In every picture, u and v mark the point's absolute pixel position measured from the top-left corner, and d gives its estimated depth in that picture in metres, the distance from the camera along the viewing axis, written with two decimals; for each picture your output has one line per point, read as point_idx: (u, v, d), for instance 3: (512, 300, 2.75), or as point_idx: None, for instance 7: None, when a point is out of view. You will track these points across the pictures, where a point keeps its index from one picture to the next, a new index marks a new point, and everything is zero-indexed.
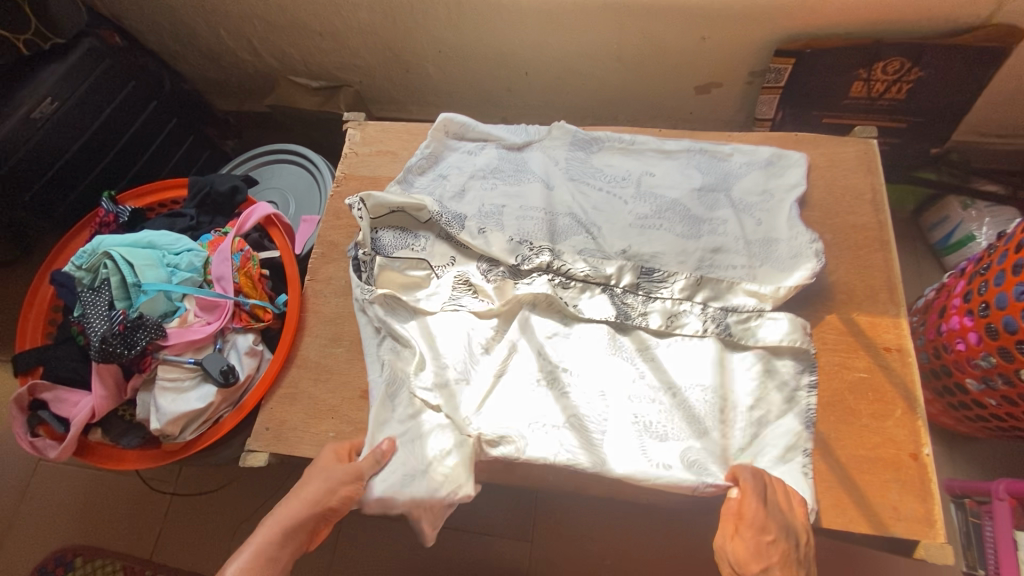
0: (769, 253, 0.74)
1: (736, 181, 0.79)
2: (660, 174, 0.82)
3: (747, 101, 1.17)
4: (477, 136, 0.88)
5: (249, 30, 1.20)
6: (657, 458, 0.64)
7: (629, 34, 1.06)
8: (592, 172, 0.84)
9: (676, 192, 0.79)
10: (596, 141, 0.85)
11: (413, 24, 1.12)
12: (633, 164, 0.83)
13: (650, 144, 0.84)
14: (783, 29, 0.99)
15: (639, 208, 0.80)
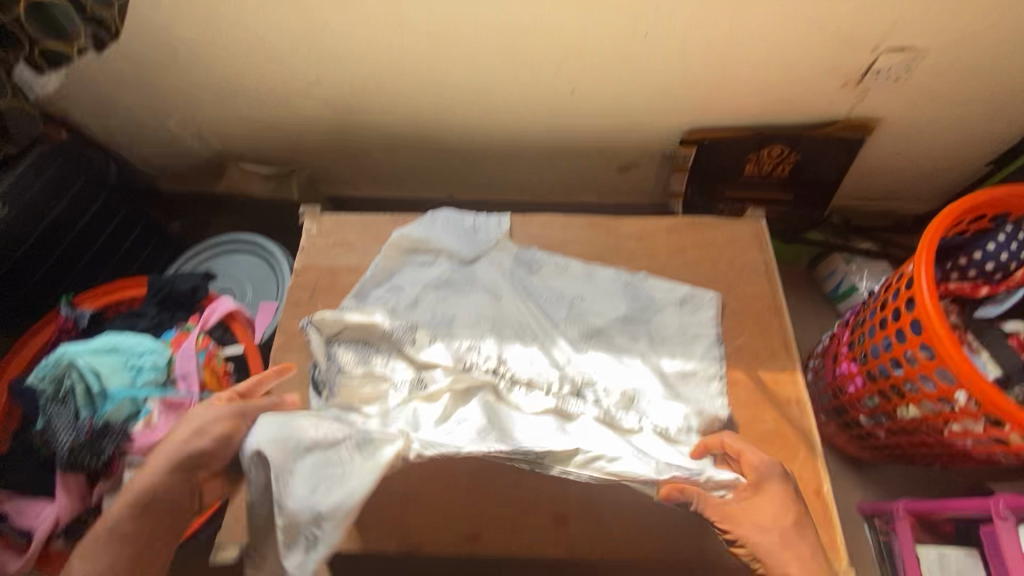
0: (686, 382, 0.83)
1: (657, 313, 0.89)
2: (595, 285, 0.91)
3: (662, 178, 1.34)
4: (430, 249, 0.94)
5: (200, 123, 1.26)
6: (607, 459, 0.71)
7: (556, 126, 1.20)
8: (535, 285, 0.92)
9: (604, 320, 0.88)
10: (536, 263, 0.94)
11: (361, 118, 1.21)
12: (568, 286, 0.92)
13: (581, 270, 0.93)
14: (685, 122, 1.17)
15: (571, 330, 0.88)
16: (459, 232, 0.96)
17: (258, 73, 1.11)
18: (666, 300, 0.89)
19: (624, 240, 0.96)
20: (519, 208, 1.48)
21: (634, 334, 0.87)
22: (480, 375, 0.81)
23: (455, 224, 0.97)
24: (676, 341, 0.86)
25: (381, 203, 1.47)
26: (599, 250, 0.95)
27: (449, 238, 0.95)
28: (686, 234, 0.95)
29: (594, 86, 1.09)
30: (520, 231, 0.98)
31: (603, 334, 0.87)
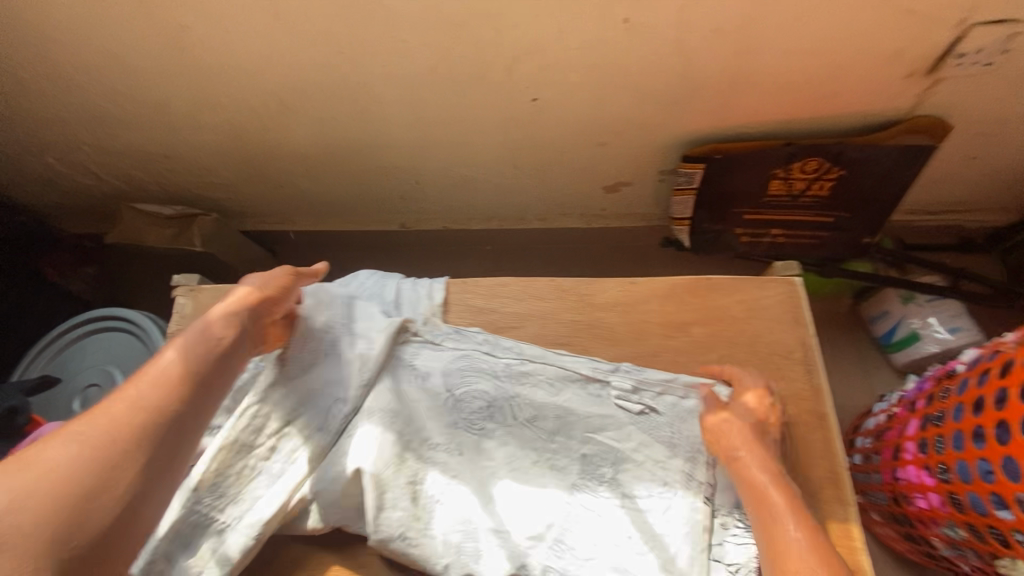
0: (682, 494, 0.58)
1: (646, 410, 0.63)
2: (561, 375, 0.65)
3: (662, 198, 1.05)
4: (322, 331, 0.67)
5: (82, 156, 1.01)
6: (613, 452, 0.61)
7: (521, 142, 0.93)
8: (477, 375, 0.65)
9: (570, 413, 0.63)
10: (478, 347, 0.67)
11: (272, 144, 0.95)
12: (522, 377, 0.65)
13: (538, 355, 0.66)
14: (690, 132, 0.88)
15: (525, 434, 0.62)
16: (378, 304, 0.70)
17: (126, 95, 0.85)
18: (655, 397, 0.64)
19: (604, 313, 0.69)
20: (488, 237, 1.21)
21: (615, 441, 0.62)
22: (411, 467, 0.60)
23: (375, 294, 0.71)
24: (671, 455, 0.61)
25: (322, 237, 1.22)
26: (569, 329, 0.68)
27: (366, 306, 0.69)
28: (690, 303, 0.68)
29: (564, 90, 0.81)
30: (461, 304, 0.71)
31: (568, 430, 0.63)
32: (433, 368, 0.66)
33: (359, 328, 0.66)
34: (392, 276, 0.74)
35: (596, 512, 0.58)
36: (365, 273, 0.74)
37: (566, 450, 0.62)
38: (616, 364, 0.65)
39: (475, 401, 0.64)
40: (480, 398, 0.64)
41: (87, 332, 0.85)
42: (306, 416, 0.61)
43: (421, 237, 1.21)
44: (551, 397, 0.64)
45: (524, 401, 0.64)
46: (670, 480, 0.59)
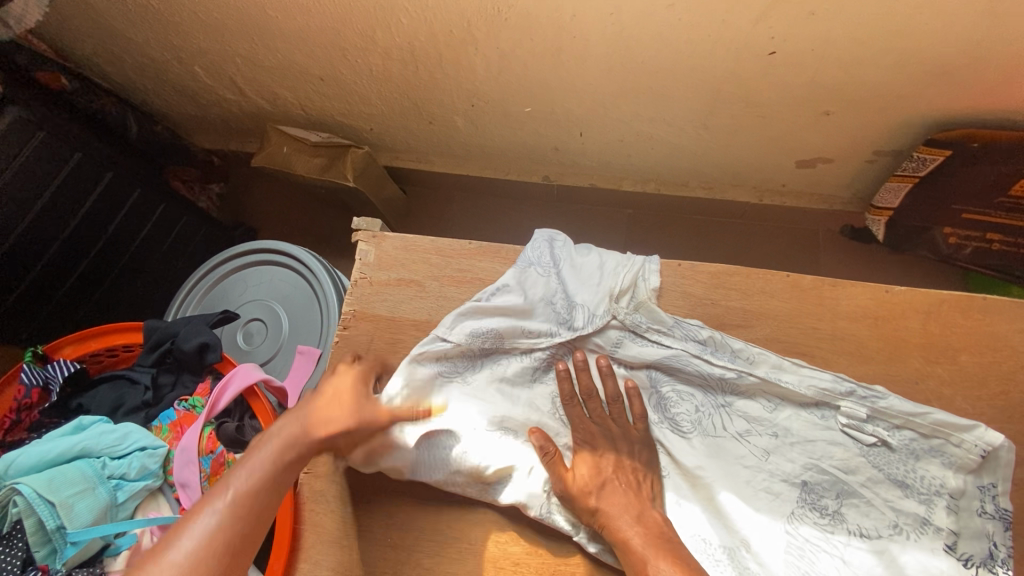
0: (920, 540, 0.53)
1: (880, 437, 0.55)
2: (778, 383, 0.57)
3: (861, 181, 0.92)
4: (531, 277, 0.63)
5: (231, 69, 0.94)
6: (837, 482, 0.55)
7: (725, 100, 0.80)
8: (688, 371, 0.60)
9: (787, 429, 0.57)
10: (695, 341, 0.60)
11: (440, 75, 0.86)
12: (735, 378, 0.58)
13: (756, 353, 0.59)
14: (943, 111, 0.74)
15: (737, 447, 0.57)
16: (591, 267, 0.64)
17: (302, 6, 0.77)
18: (894, 421, 0.55)
19: (850, 323, 0.59)
20: (637, 200, 1.09)
21: (843, 469, 0.55)
22: None
23: (584, 257, 0.64)
24: (906, 491, 0.54)
25: (455, 180, 1.13)
26: (805, 337, 0.59)
27: (576, 277, 0.63)
28: (958, 325, 0.58)
29: (813, 44, 0.67)
30: (676, 289, 0.63)
31: (785, 448, 0.57)
32: (638, 360, 0.61)
33: (577, 291, 0.63)
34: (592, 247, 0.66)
35: (830, 549, 0.53)
36: (558, 241, 0.66)
37: (782, 471, 0.56)
38: (850, 381, 0.57)
39: (683, 404, 0.60)
40: (688, 401, 0.60)
41: (245, 265, 0.80)
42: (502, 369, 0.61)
43: (562, 193, 1.11)
44: (768, 410, 0.58)
45: (738, 410, 0.59)
46: (902, 521, 0.53)
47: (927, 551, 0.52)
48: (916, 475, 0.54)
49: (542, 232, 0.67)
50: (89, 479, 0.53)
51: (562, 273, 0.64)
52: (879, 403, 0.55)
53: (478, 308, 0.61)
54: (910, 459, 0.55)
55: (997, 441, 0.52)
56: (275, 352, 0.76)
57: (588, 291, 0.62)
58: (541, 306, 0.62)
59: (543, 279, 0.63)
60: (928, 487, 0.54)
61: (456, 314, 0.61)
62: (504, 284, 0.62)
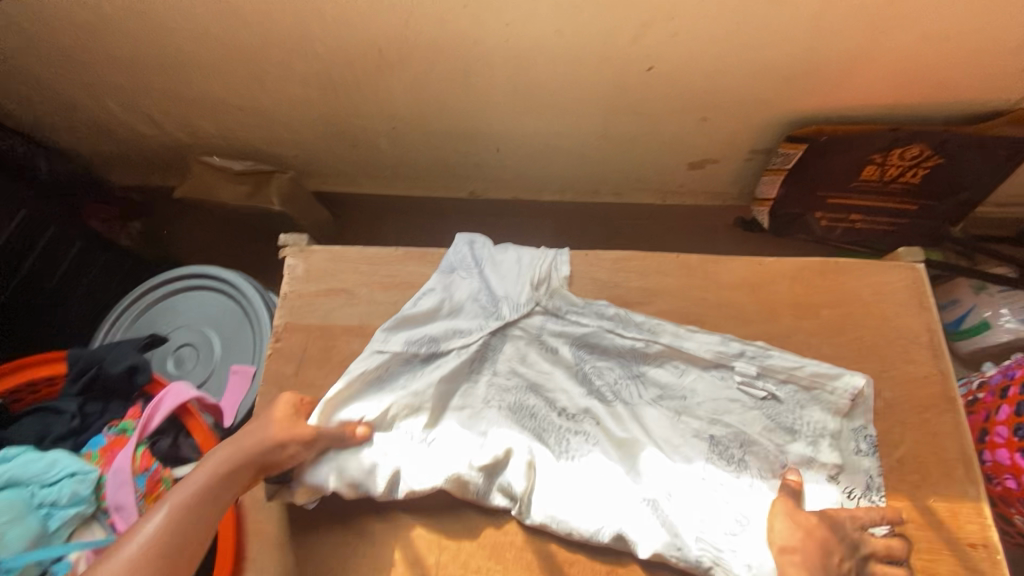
0: (807, 474, 0.60)
1: (770, 390, 0.63)
2: (681, 349, 0.65)
3: (745, 178, 1.05)
4: (451, 280, 0.69)
5: (147, 104, 0.95)
6: (739, 433, 0.62)
7: (619, 112, 0.90)
8: (605, 347, 0.67)
9: (693, 390, 0.64)
10: (609, 320, 0.67)
11: (359, 101, 0.92)
12: (645, 349, 0.66)
13: (663, 325, 0.66)
14: (795, 112, 0.88)
15: (650, 410, 0.64)
16: (511, 262, 0.70)
17: (218, 40, 0.80)
18: (781, 375, 0.63)
19: (733, 292, 0.69)
20: (558, 209, 1.18)
21: (740, 420, 0.63)
22: (554, 444, 0.63)
23: (502, 253, 0.70)
24: (795, 434, 0.62)
25: (385, 201, 1.18)
26: (696, 307, 0.68)
27: (499, 273, 0.69)
28: (818, 285, 0.69)
29: (682, 60, 0.79)
30: (584, 276, 0.71)
31: (690, 405, 0.64)
32: (561, 339, 0.68)
33: (499, 287, 0.68)
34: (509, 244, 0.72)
35: (737, 494, 0.59)
36: (473, 241, 0.71)
37: (690, 428, 0.63)
38: (743, 344, 0.65)
39: (602, 376, 0.66)
40: (606, 374, 0.66)
41: (171, 292, 0.81)
42: (442, 367, 0.64)
43: (489, 207, 1.18)
44: (676, 375, 0.65)
45: (650, 378, 0.66)
46: (789, 462, 0.61)
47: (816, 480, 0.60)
48: (803, 421, 0.62)
49: (461, 237, 0.72)
50: (16, 509, 0.52)
51: (485, 271, 0.69)
52: (767, 360, 0.64)
53: (405, 321, 0.66)
54: (796, 407, 0.63)
55: (860, 383, 0.61)
56: (208, 375, 0.77)
57: (510, 284, 0.68)
58: (470, 305, 0.68)
59: (468, 280, 0.69)
60: (814, 430, 0.61)
61: (387, 329, 0.65)
62: (427, 293, 0.67)
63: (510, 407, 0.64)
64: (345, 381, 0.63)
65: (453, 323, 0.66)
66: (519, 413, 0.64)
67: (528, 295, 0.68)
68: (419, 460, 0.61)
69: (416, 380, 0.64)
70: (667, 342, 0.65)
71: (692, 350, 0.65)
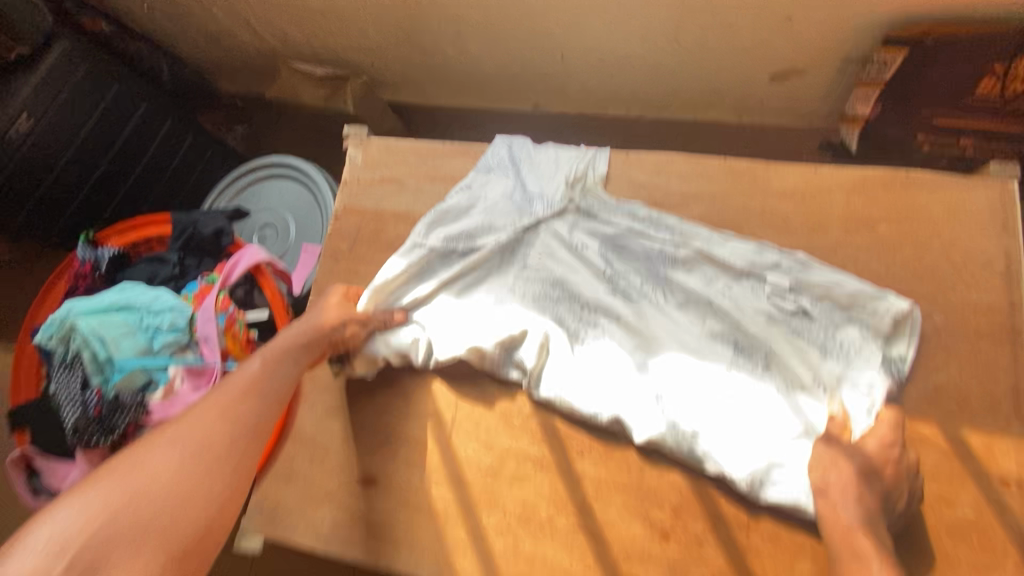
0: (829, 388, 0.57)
1: (808, 303, 0.60)
2: (716, 254, 0.63)
3: (836, 93, 0.94)
4: (490, 178, 0.72)
5: (245, 9, 1.04)
6: (768, 341, 0.60)
7: (691, 11, 0.84)
8: (635, 247, 0.67)
9: (723, 296, 0.63)
10: (641, 221, 0.67)
11: (426, 3, 0.94)
12: (676, 253, 0.65)
13: (698, 231, 0.65)
14: (899, 10, 0.76)
15: (674, 312, 0.64)
16: (547, 164, 0.71)
17: None
18: (824, 289, 0.60)
19: (779, 201, 0.65)
20: (624, 126, 1.14)
21: (769, 330, 0.61)
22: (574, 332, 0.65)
23: (540, 153, 0.72)
24: (826, 356, 0.59)
25: (453, 112, 1.21)
26: (736, 214, 0.66)
27: (536, 176, 0.71)
28: (881, 199, 0.63)
29: None
30: (623, 177, 0.70)
31: (717, 310, 0.63)
32: (591, 236, 0.68)
33: (534, 186, 0.71)
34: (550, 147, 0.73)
35: (753, 400, 0.58)
36: (512, 145, 0.73)
37: (713, 331, 0.62)
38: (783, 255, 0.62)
39: (630, 274, 0.66)
40: (634, 273, 0.67)
41: (257, 179, 0.92)
42: (475, 258, 0.69)
43: (553, 121, 1.17)
44: (707, 280, 0.64)
45: (681, 282, 0.65)
46: (822, 380, 0.58)
47: (856, 390, 0.56)
48: (837, 339, 0.59)
49: (500, 141, 0.74)
50: (130, 326, 0.66)
51: (523, 170, 0.71)
52: (806, 272, 0.61)
53: (443, 216, 0.71)
54: (830, 328, 0.59)
55: (906, 307, 0.57)
56: (283, 253, 0.88)
57: (546, 184, 0.70)
58: (506, 200, 0.70)
59: (505, 175, 0.71)
60: (847, 350, 0.58)
61: (427, 224, 0.70)
62: (465, 192, 0.71)
63: (534, 296, 0.67)
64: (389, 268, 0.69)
65: (488, 217, 0.70)
66: (544, 302, 0.67)
67: (563, 194, 0.69)
68: (448, 336, 0.66)
69: (452, 268, 0.69)
70: (702, 248, 0.64)
71: (727, 257, 0.63)
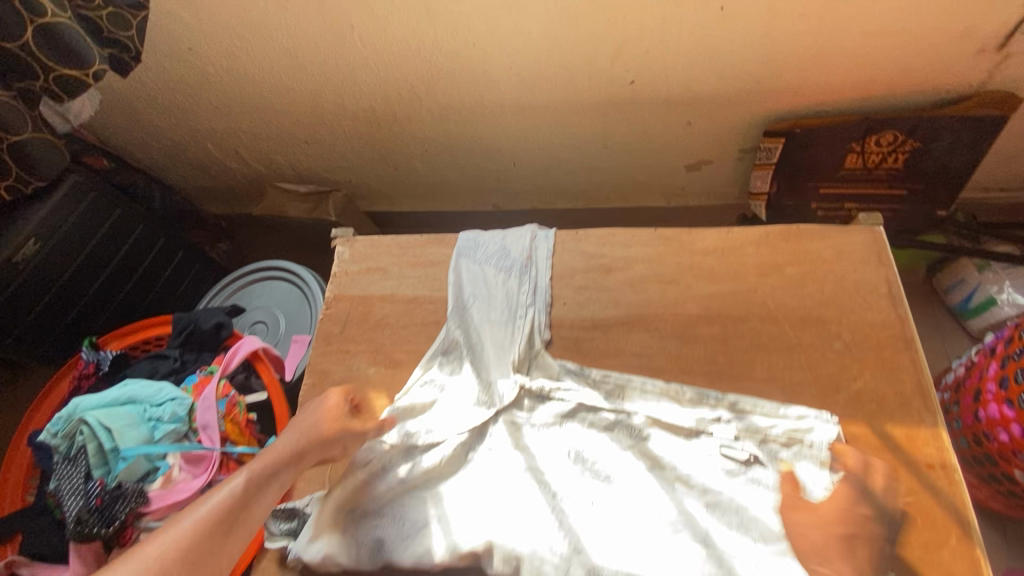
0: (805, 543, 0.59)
1: (760, 454, 0.65)
2: (674, 413, 0.68)
3: (740, 177, 1.15)
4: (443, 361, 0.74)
5: (236, 142, 1.20)
6: (737, 494, 0.62)
7: (613, 121, 1.05)
8: (595, 413, 0.70)
9: (689, 457, 0.66)
10: (595, 384, 0.72)
11: (397, 128, 1.12)
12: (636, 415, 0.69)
13: (654, 393, 0.70)
14: (771, 111, 0.99)
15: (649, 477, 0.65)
16: (500, 319, 0.77)
17: (289, 85, 1.03)
18: (768, 437, 0.65)
19: (703, 256, 0.79)
20: (573, 216, 1.32)
21: (733, 484, 0.63)
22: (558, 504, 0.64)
23: (490, 314, 0.77)
24: (786, 406, 0.67)
25: (422, 216, 1.37)
26: (672, 270, 0.79)
27: (490, 340, 0.75)
28: (782, 248, 0.78)
29: (658, 72, 0.93)
30: (575, 249, 0.83)
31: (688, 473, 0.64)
32: (552, 413, 0.70)
33: (488, 356, 0.74)
34: (505, 232, 0.86)
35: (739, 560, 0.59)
36: (477, 239, 0.85)
37: (690, 491, 0.64)
38: (721, 408, 0.68)
39: (597, 442, 0.68)
40: (601, 440, 0.68)
41: (248, 283, 1.01)
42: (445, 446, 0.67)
43: (511, 217, 1.34)
44: (672, 439, 0.67)
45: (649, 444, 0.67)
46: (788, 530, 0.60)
47: (814, 417, 0.66)
48: (792, 483, 0.63)
49: (456, 265, 0.83)
50: (135, 417, 0.70)
51: (493, 272, 0.81)
52: (755, 418, 0.67)
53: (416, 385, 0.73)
54: (780, 467, 0.64)
55: (832, 432, 0.64)
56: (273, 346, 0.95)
57: (499, 363, 0.73)
58: (480, 316, 0.77)
59: (478, 284, 0.80)
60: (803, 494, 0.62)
61: (388, 420, 0.69)
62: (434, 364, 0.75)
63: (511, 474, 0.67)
64: (352, 472, 0.66)
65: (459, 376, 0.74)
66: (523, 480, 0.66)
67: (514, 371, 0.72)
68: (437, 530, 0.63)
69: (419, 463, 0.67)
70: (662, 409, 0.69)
71: (685, 418, 0.68)
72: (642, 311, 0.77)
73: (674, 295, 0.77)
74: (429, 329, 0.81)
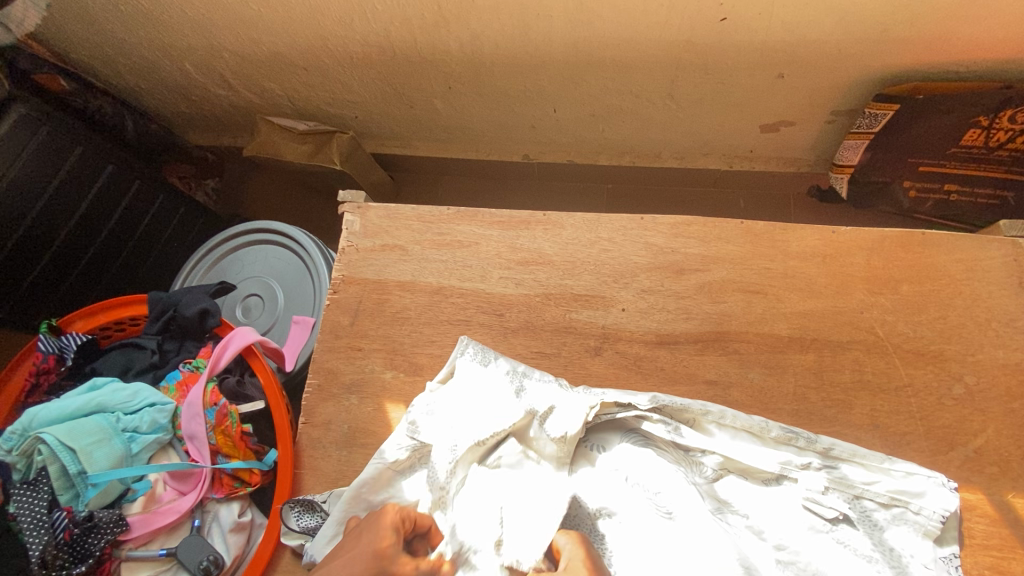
0: None
1: (853, 504, 0.55)
2: (776, 452, 0.56)
3: (825, 141, 0.96)
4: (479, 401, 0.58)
5: (220, 64, 0.99)
6: (810, 558, 0.52)
7: (686, 69, 0.84)
8: (675, 440, 0.58)
9: (779, 503, 0.55)
10: (683, 414, 0.59)
11: (418, 60, 0.91)
12: (730, 452, 0.57)
13: (764, 432, 0.57)
14: (888, 69, 0.79)
15: (729, 521, 0.54)
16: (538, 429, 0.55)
17: None
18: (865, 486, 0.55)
19: (800, 262, 0.64)
20: (615, 174, 1.13)
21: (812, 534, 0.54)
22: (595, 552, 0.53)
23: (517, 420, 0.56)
24: (892, 459, 0.56)
25: (439, 162, 1.18)
26: (759, 277, 0.64)
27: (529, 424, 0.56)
28: (899, 259, 0.63)
29: (759, 9, 0.72)
30: (639, 240, 0.67)
31: (777, 520, 0.54)
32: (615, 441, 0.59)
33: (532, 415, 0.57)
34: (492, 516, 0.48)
35: None
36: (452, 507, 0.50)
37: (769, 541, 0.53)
38: (818, 442, 0.57)
39: (665, 470, 0.55)
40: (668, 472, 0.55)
41: (241, 245, 0.86)
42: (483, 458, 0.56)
43: (543, 170, 1.15)
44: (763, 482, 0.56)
45: (732, 482, 0.57)
46: None
47: (925, 476, 0.54)
48: (884, 545, 0.53)
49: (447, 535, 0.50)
50: (106, 431, 0.58)
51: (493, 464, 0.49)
52: (854, 457, 0.56)
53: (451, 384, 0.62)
54: (875, 530, 0.54)
55: (951, 506, 0.53)
56: (272, 324, 0.81)
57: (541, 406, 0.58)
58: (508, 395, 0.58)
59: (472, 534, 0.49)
60: (893, 557, 0.52)
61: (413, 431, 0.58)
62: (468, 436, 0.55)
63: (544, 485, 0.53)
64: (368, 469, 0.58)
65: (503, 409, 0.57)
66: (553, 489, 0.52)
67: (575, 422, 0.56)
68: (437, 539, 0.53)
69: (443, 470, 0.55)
70: (765, 442, 0.57)
71: (788, 455, 0.57)
72: (719, 327, 0.63)
73: (761, 311, 0.63)
74: (458, 328, 0.67)
